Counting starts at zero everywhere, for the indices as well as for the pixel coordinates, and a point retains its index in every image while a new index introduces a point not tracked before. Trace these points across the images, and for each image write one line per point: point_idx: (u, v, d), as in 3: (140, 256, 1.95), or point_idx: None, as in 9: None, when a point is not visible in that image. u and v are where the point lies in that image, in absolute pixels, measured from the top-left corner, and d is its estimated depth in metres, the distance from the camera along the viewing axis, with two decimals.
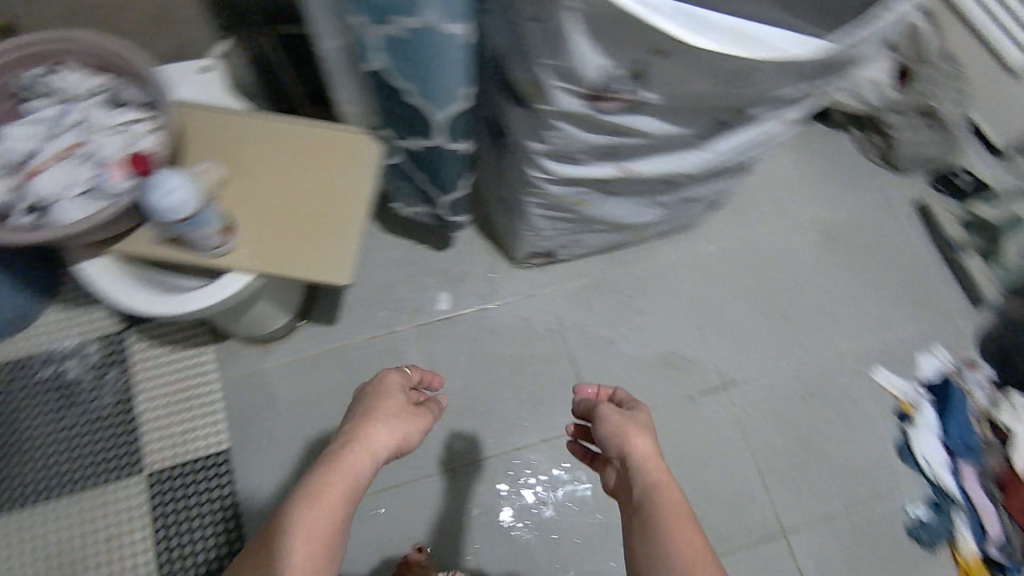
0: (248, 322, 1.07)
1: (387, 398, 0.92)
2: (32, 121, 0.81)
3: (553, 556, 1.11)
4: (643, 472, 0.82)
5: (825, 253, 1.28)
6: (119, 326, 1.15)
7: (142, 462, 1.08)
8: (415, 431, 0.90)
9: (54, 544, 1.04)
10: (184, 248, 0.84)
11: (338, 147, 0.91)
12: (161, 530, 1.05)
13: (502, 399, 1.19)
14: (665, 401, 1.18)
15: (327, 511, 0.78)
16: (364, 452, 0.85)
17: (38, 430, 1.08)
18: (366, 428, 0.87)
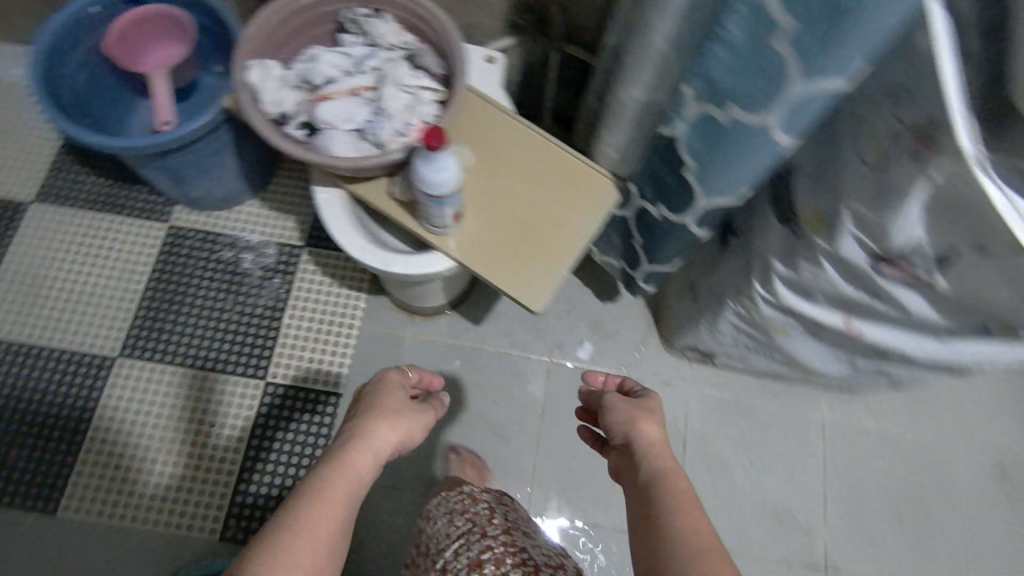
0: (412, 293, 1.10)
1: (389, 397, 0.87)
2: (341, 51, 0.86)
3: None
4: (655, 458, 0.75)
5: (990, 485, 1.15)
6: (301, 242, 1.23)
7: (267, 369, 1.13)
8: (415, 428, 0.85)
9: (165, 404, 1.09)
10: (411, 214, 0.86)
11: (582, 180, 0.91)
12: (255, 439, 1.08)
13: (599, 470, 1.15)
14: (757, 552, 1.11)
15: (331, 509, 0.69)
16: (368, 450, 0.77)
17: (196, 299, 1.16)
18: (369, 426, 0.80)
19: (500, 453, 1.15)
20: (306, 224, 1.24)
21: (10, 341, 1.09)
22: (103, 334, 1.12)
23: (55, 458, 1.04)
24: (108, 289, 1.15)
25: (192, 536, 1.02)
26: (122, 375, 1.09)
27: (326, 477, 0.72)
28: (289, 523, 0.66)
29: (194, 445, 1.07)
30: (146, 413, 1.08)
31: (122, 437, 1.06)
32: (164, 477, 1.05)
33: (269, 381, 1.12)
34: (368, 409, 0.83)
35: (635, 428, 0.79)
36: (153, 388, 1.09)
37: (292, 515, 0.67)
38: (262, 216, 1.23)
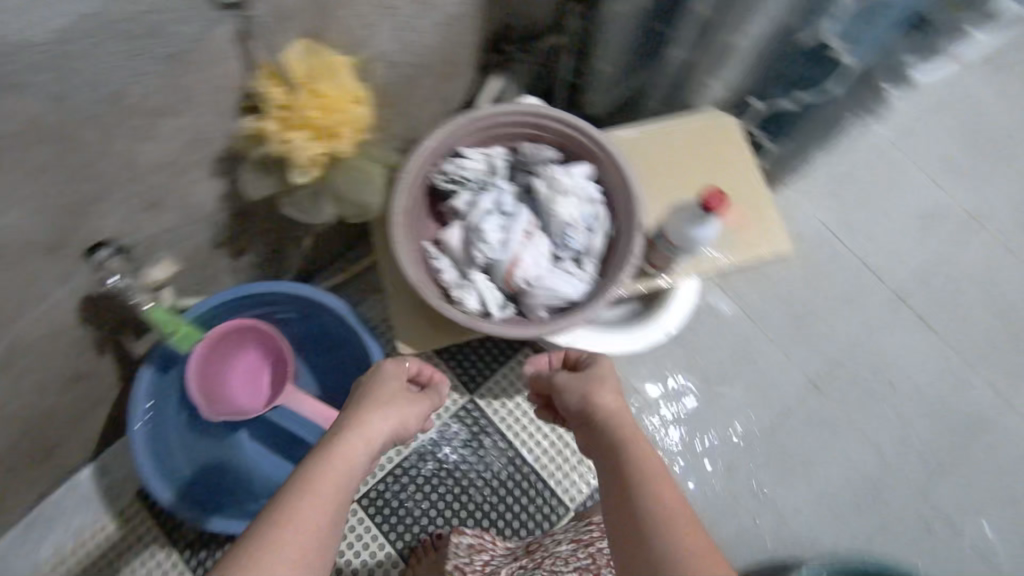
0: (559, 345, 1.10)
1: (392, 379, 0.74)
2: (475, 215, 0.77)
3: (921, 413, 1.29)
4: (614, 421, 0.69)
5: (992, 86, 1.51)
6: (465, 396, 1.16)
7: (560, 499, 1.13)
8: (413, 418, 0.72)
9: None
10: (652, 274, 0.84)
11: (704, 132, 0.92)
12: None
13: (822, 306, 1.32)
14: (939, 253, 1.39)
15: (315, 511, 0.56)
16: (362, 441, 0.65)
17: (461, 515, 1.11)
18: (359, 417, 0.67)
19: (760, 368, 1.27)
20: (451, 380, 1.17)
21: None
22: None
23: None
24: None
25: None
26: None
27: (315, 473, 0.60)
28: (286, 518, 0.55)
29: None
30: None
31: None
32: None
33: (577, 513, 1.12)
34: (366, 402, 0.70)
35: (593, 401, 0.72)
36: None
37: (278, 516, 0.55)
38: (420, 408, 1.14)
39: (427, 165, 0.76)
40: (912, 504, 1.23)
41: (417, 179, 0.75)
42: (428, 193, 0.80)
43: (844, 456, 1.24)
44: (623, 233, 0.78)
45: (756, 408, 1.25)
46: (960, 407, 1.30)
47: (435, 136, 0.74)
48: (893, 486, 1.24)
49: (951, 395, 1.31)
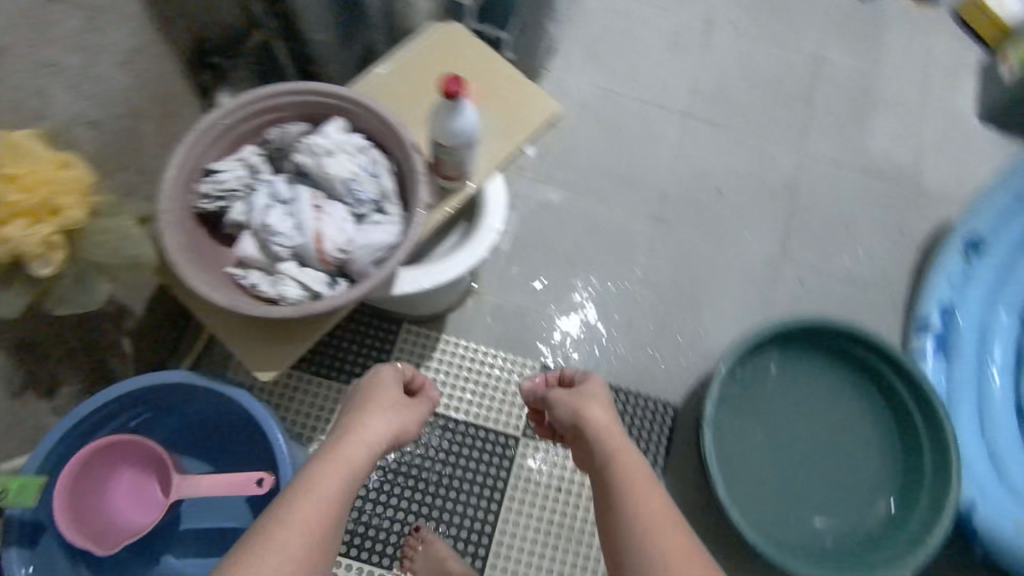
0: (427, 303, 1.10)
1: (382, 395, 0.90)
2: (258, 217, 0.74)
3: (749, 194, 1.43)
4: (598, 429, 0.78)
5: None
6: None
7: (506, 433, 1.16)
8: (407, 419, 0.90)
9: (540, 525, 1.11)
10: (456, 189, 0.86)
11: (433, 47, 0.94)
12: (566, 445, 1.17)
13: (629, 151, 1.42)
14: (694, 61, 1.53)
15: (330, 478, 0.74)
16: (363, 437, 0.82)
17: (427, 501, 1.10)
18: (363, 420, 0.84)
19: (610, 228, 1.35)
20: None
21: None
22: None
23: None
24: None
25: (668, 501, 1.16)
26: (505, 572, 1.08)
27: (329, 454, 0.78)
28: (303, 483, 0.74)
29: (563, 519, 1.12)
30: (548, 540, 1.10)
31: (570, 566, 1.10)
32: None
33: (526, 435, 1.16)
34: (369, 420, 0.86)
35: (582, 414, 0.81)
36: (519, 541, 1.09)
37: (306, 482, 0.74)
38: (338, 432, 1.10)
39: (183, 194, 0.72)
40: (781, 266, 1.38)
41: (179, 211, 0.71)
42: (201, 221, 0.75)
43: (711, 260, 1.36)
44: (403, 164, 0.79)
45: (625, 262, 1.33)
46: (773, 173, 1.46)
47: (172, 162, 0.70)
48: (758, 262, 1.38)
49: (762, 167, 1.46)
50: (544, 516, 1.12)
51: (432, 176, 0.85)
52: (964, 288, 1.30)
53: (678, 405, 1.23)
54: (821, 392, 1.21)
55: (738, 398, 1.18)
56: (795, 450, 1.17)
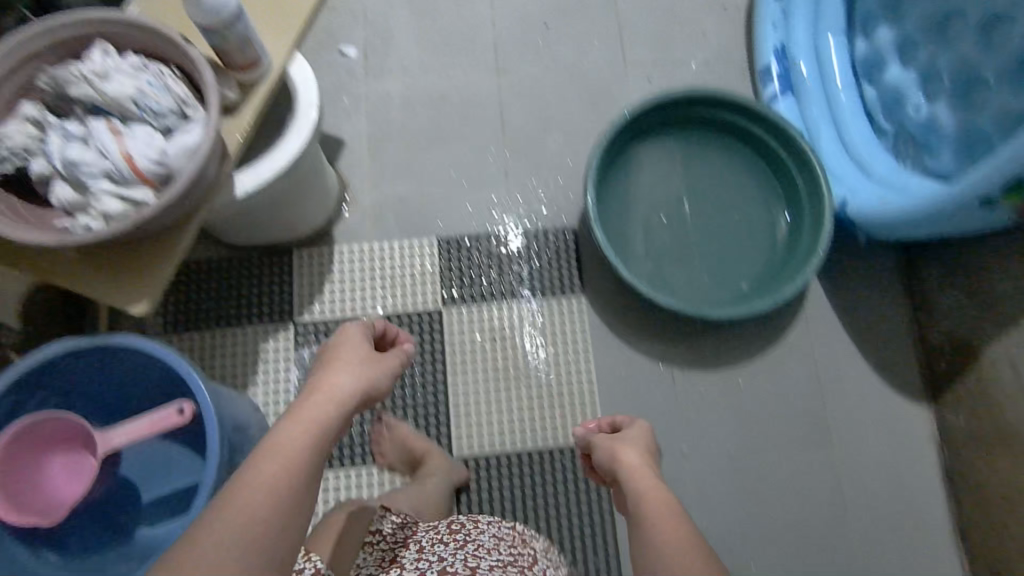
0: (299, 218, 1.11)
1: (349, 350, 0.89)
2: (58, 161, 0.73)
3: (575, 16, 1.46)
4: (631, 476, 0.76)
5: None
6: (289, 327, 1.16)
7: (427, 309, 1.20)
8: (377, 371, 0.89)
9: (487, 377, 1.18)
10: (258, 77, 0.86)
11: None
12: (485, 299, 1.22)
13: (448, 19, 1.42)
14: None
15: (291, 442, 0.73)
16: (330, 394, 0.81)
17: None
18: (330, 377, 0.83)
19: (456, 96, 1.36)
20: (269, 329, 1.16)
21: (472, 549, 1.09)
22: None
23: (565, 450, 1.14)
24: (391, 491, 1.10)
25: (594, 310, 1.22)
26: (472, 428, 1.15)
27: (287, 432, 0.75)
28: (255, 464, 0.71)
29: (506, 362, 1.19)
30: (500, 385, 1.17)
31: (527, 400, 1.17)
32: (548, 350, 1.20)
33: (445, 305, 1.20)
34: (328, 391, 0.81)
35: (617, 459, 0.80)
36: (473, 395, 1.16)
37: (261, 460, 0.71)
38: (269, 367, 1.14)
39: None
40: (627, 72, 1.42)
41: None
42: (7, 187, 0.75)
43: (561, 89, 1.39)
44: (186, 66, 0.79)
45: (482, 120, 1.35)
46: None
47: None
48: (604, 76, 1.41)
49: None
50: (488, 369, 1.18)
51: (227, 73, 0.84)
52: (787, 25, 1.36)
53: (575, 225, 1.27)
54: (699, 165, 1.27)
55: (624, 201, 1.24)
56: (698, 238, 1.23)
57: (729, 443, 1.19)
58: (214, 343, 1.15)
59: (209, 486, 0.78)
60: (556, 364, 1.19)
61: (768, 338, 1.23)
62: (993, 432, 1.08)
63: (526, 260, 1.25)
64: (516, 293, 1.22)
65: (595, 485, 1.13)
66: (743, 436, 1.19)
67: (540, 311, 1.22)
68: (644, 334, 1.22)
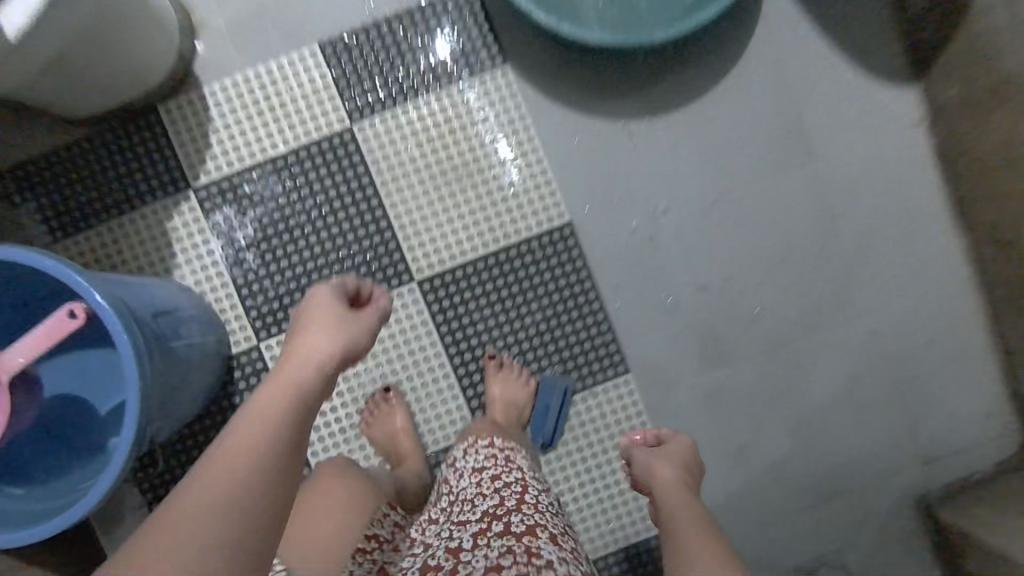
0: (141, 60, 0.90)
1: (321, 308, 0.75)
2: None
3: None
4: (669, 495, 0.84)
5: None
6: (192, 193, 1.02)
7: (337, 131, 1.03)
8: (353, 327, 0.75)
9: (426, 189, 1.04)
10: None
11: None
12: (398, 99, 1.04)
13: None
14: None
15: (260, 433, 0.59)
16: (306, 366, 0.69)
17: (315, 242, 1.03)
18: (302, 344, 0.71)
19: None
20: (170, 203, 1.01)
21: (462, 364, 1.05)
22: (399, 298, 1.03)
23: (531, 242, 1.05)
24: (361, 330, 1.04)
25: (525, 77, 1.05)
26: (425, 246, 1.04)
27: (259, 450, 0.58)
28: (210, 488, 0.53)
29: (443, 165, 1.04)
30: (444, 192, 1.04)
31: (476, 200, 1.05)
32: (482, 138, 1.05)
33: (354, 118, 1.03)
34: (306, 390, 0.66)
35: (657, 473, 0.88)
36: (418, 210, 1.04)
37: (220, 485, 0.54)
38: (186, 243, 1.01)
39: None
40: None
41: None
42: None
43: None
44: None
45: None
46: None
47: None
48: None
49: None
50: (424, 179, 1.04)
51: None
52: None
53: None
54: None
55: None
56: None
57: (705, 179, 1.06)
58: (114, 236, 1.00)
59: (135, 377, 0.69)
60: (497, 152, 1.05)
61: (729, 56, 1.06)
62: (992, 86, 0.94)
63: (432, 39, 1.04)
64: (429, 83, 1.04)
65: (572, 265, 1.05)
66: (719, 167, 1.06)
67: (463, 97, 1.04)
68: (585, 90, 1.05)
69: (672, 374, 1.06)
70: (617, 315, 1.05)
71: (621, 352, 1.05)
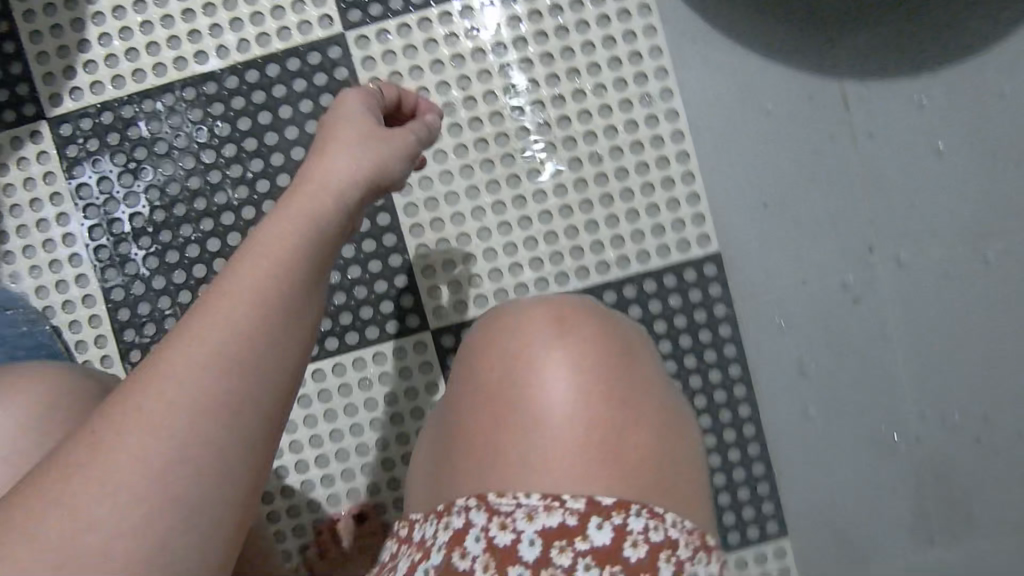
0: None
1: (358, 122, 0.41)
2: None
3: None
4: None
5: None
6: (47, 126, 0.57)
7: (319, 46, 0.58)
8: (404, 157, 0.42)
9: (465, 163, 0.58)
10: None
11: None
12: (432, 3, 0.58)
13: None
14: None
15: (234, 330, 0.30)
16: (324, 208, 0.37)
17: None
18: (326, 166, 0.38)
19: None
20: (7, 141, 0.57)
21: None
22: (398, 357, 0.58)
23: (646, 280, 0.58)
24: (321, 408, 0.58)
25: None
26: (457, 266, 0.58)
27: (240, 384, 0.30)
28: (157, 420, 0.28)
29: (505, 124, 0.58)
30: (501, 172, 0.58)
31: (554, 194, 0.58)
32: (576, 84, 0.58)
33: (347, 24, 0.58)
34: (339, 235, 0.37)
35: None
36: (451, 201, 0.58)
37: (173, 438, 0.28)
38: (26, 219, 0.57)
39: None
40: None
41: None
42: None
43: None
44: None
45: None
46: None
47: None
48: None
49: None
50: (464, 147, 0.58)
51: None
52: None
53: None
54: None
55: None
56: None
57: (982, 210, 0.56)
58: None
59: None
60: (599, 110, 0.58)
61: None
62: None
63: None
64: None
65: (713, 334, 0.57)
66: (1009, 185, 0.56)
67: (548, 6, 0.58)
68: (765, 12, 0.57)
69: (864, 549, 0.58)
70: (781, 437, 0.57)
71: (779, 504, 0.58)
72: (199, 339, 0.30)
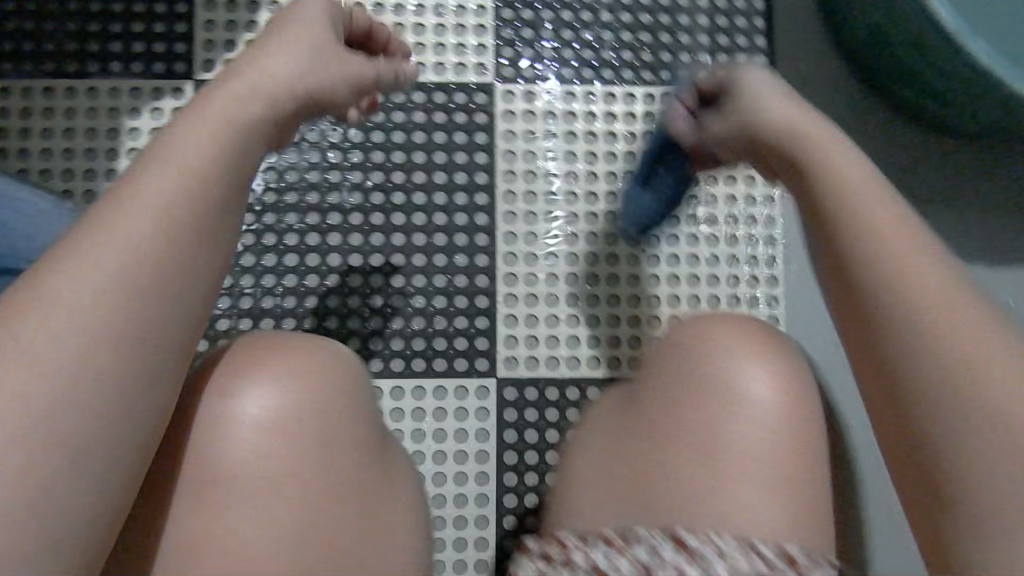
0: None
1: (315, 33, 0.40)
2: None
3: None
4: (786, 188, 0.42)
5: None
6: (192, 87, 0.59)
7: (468, 90, 0.61)
8: (350, 81, 0.42)
9: (571, 230, 0.60)
10: None
11: None
12: (580, 81, 0.62)
13: None
14: None
15: (152, 220, 0.31)
16: (252, 112, 0.36)
17: (356, 244, 0.59)
18: (259, 67, 0.38)
19: None
20: (150, 90, 0.59)
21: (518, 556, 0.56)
22: (459, 396, 0.58)
23: None
24: None
25: None
26: (537, 323, 0.59)
27: (171, 268, 0.31)
28: (87, 295, 0.29)
29: (617, 206, 0.61)
30: (602, 247, 0.60)
31: (646, 282, 0.60)
32: (691, 188, 0.62)
33: (499, 77, 0.62)
34: (268, 138, 0.38)
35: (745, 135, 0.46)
36: (548, 261, 0.60)
37: (95, 315, 0.29)
38: None
39: None
40: None
41: None
42: None
43: None
44: None
45: None
46: None
47: None
48: None
49: None
50: (574, 215, 0.61)
51: None
52: None
53: None
54: None
55: None
56: None
57: None
58: (30, 109, 0.58)
59: None
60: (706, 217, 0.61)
61: None
62: None
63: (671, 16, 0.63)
64: (636, 69, 0.62)
65: None
66: None
67: None
68: None
69: None
70: None
71: None
72: (122, 220, 0.31)
